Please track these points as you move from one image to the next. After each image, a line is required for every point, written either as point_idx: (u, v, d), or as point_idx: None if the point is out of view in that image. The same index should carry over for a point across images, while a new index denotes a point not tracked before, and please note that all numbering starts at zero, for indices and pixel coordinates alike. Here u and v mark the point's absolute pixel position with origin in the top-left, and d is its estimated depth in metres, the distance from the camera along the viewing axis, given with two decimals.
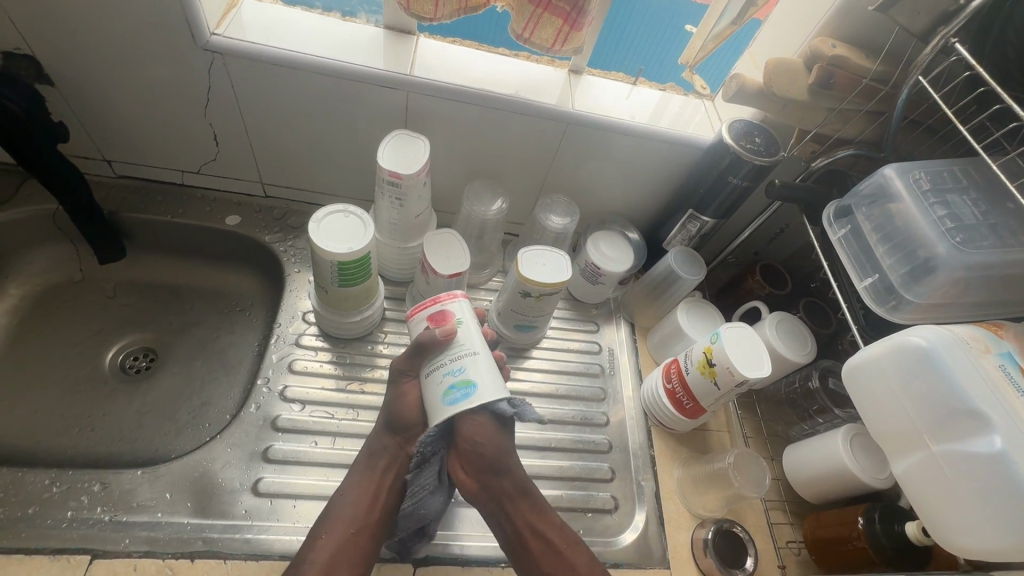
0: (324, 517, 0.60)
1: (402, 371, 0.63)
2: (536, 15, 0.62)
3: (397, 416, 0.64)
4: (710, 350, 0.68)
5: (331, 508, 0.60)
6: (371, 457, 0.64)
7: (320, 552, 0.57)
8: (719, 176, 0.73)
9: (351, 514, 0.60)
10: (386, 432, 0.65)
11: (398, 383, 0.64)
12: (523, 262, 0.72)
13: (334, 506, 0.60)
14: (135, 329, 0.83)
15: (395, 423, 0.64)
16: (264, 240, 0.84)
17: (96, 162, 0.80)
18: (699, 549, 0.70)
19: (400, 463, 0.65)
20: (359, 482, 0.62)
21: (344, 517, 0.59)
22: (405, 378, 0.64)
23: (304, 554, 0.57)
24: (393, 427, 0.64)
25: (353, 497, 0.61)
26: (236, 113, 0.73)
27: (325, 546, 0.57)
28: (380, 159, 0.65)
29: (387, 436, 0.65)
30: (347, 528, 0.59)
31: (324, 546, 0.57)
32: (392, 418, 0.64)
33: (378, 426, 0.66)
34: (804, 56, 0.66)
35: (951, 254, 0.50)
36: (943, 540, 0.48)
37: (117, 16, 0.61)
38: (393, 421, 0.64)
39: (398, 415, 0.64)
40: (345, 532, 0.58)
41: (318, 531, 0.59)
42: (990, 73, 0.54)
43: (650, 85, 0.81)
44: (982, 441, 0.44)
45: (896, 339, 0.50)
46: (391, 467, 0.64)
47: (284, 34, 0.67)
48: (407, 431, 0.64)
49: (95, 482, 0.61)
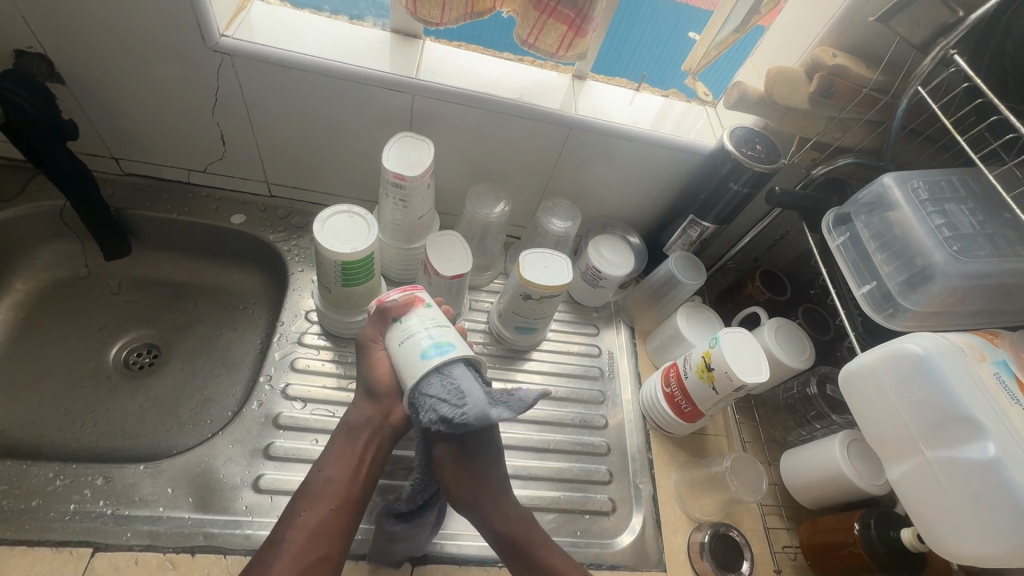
0: (303, 491, 0.59)
1: (368, 339, 0.63)
2: (541, 21, 0.63)
3: (371, 383, 0.63)
4: (709, 354, 0.69)
5: (309, 483, 0.59)
6: (351, 426, 0.63)
7: (299, 530, 0.55)
8: (720, 183, 0.74)
9: (332, 487, 0.59)
10: (366, 401, 0.63)
11: (367, 353, 0.64)
12: (524, 264, 0.73)
13: (314, 480, 0.59)
14: (138, 325, 0.84)
15: (372, 390, 0.63)
16: (268, 239, 0.85)
17: (104, 160, 0.81)
18: (695, 552, 0.70)
19: (381, 432, 0.63)
20: (340, 452, 0.61)
21: (323, 491, 0.58)
22: (376, 345, 0.63)
23: (282, 533, 0.55)
24: (371, 395, 0.63)
25: (332, 471, 0.60)
26: (243, 113, 0.73)
27: (304, 522, 0.56)
28: (384, 161, 0.66)
29: (368, 404, 0.63)
30: (328, 504, 0.58)
31: (303, 523, 0.56)
32: (370, 386, 0.63)
33: (358, 396, 0.65)
34: (805, 65, 0.67)
35: (947, 263, 0.51)
36: (937, 545, 0.48)
37: (129, 17, 0.62)
38: (371, 388, 0.63)
39: (375, 381, 0.63)
40: (325, 507, 0.57)
41: (297, 507, 0.57)
42: (988, 85, 0.54)
43: (652, 92, 0.81)
44: (976, 448, 0.44)
45: (893, 345, 0.51)
46: (372, 438, 0.63)
47: (292, 37, 0.68)
48: (386, 398, 0.63)
49: (98, 476, 0.62)
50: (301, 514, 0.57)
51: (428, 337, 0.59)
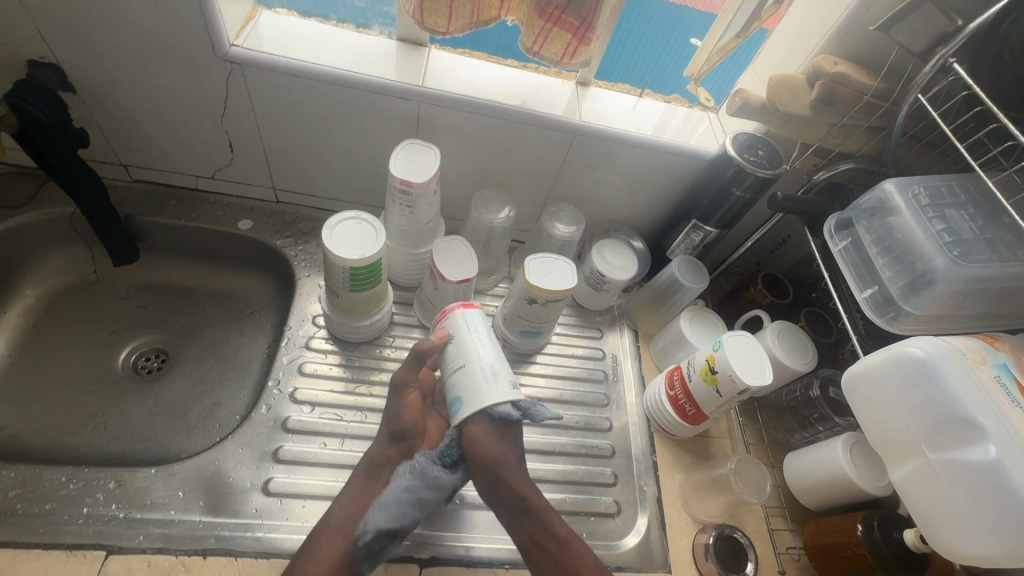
0: (323, 527, 0.59)
1: (403, 382, 0.66)
2: (546, 29, 0.64)
3: (398, 427, 0.65)
4: (712, 358, 0.70)
5: (329, 517, 0.60)
6: (371, 465, 0.64)
7: (319, 564, 0.56)
8: (723, 188, 0.75)
9: (352, 524, 0.59)
10: (389, 443, 0.65)
11: (400, 393, 0.67)
12: (530, 269, 0.74)
13: (334, 516, 0.60)
14: (147, 330, 0.85)
15: (400, 433, 0.65)
16: (276, 245, 0.86)
17: (114, 167, 0.82)
18: (700, 554, 0.71)
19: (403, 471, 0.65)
20: (360, 491, 0.62)
21: (342, 528, 0.59)
22: (407, 389, 0.67)
23: (303, 564, 0.56)
24: (396, 437, 0.65)
25: (352, 507, 0.61)
26: (252, 120, 0.74)
27: (324, 557, 0.57)
28: (392, 168, 0.67)
29: (390, 445, 0.65)
30: (345, 539, 0.58)
31: (321, 557, 0.57)
32: (396, 427, 0.65)
33: (380, 436, 0.66)
34: (807, 73, 0.68)
35: (948, 267, 0.52)
36: (940, 546, 0.49)
37: (142, 28, 0.63)
38: (397, 429, 0.66)
39: (400, 424, 0.65)
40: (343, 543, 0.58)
41: (318, 541, 0.58)
42: (986, 91, 0.55)
43: (655, 98, 0.83)
44: (977, 450, 0.45)
45: (895, 349, 0.51)
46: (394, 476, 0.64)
47: (300, 46, 0.69)
48: (411, 438, 0.66)
49: (111, 480, 0.62)
50: (320, 548, 0.58)
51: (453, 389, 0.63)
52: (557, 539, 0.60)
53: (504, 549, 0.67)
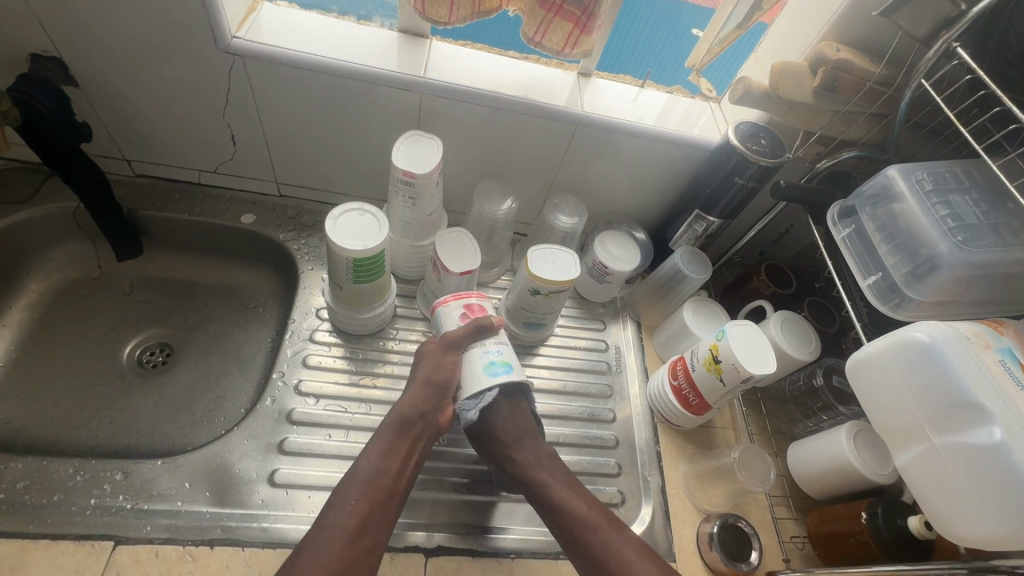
0: (350, 482, 0.59)
1: (454, 343, 0.66)
2: (548, 19, 0.64)
3: (436, 383, 0.66)
4: (716, 347, 0.70)
5: (357, 472, 0.60)
6: (402, 420, 0.64)
7: (348, 518, 0.56)
8: (726, 177, 0.74)
9: (379, 480, 0.59)
10: (424, 397, 0.65)
11: (446, 351, 0.67)
12: (532, 260, 0.74)
13: (362, 470, 0.60)
14: (152, 325, 0.85)
15: (438, 389, 0.66)
16: (279, 238, 0.86)
17: (116, 161, 0.82)
18: (704, 543, 0.71)
19: (428, 429, 0.66)
20: (389, 447, 0.62)
21: (373, 482, 0.59)
22: (452, 349, 0.67)
23: (331, 518, 0.56)
24: (432, 392, 0.66)
25: (382, 463, 0.60)
26: (254, 113, 0.75)
27: (353, 512, 0.56)
28: (394, 160, 0.67)
29: (424, 399, 0.65)
30: (377, 494, 0.58)
31: (353, 510, 0.56)
32: (434, 381, 0.66)
33: (413, 388, 0.66)
34: (809, 60, 0.68)
35: (952, 253, 0.52)
36: (946, 532, 0.49)
37: (143, 20, 0.63)
38: (432, 383, 0.66)
39: (440, 379, 0.66)
40: (374, 498, 0.58)
41: (346, 495, 0.58)
42: (990, 76, 0.55)
43: (657, 88, 0.82)
44: (982, 433, 0.45)
45: (900, 334, 0.51)
46: (420, 433, 0.65)
47: (302, 38, 0.69)
48: (443, 396, 0.66)
49: (117, 471, 0.63)
50: (351, 502, 0.57)
51: (493, 352, 0.67)
52: (577, 513, 0.62)
53: (512, 538, 0.67)
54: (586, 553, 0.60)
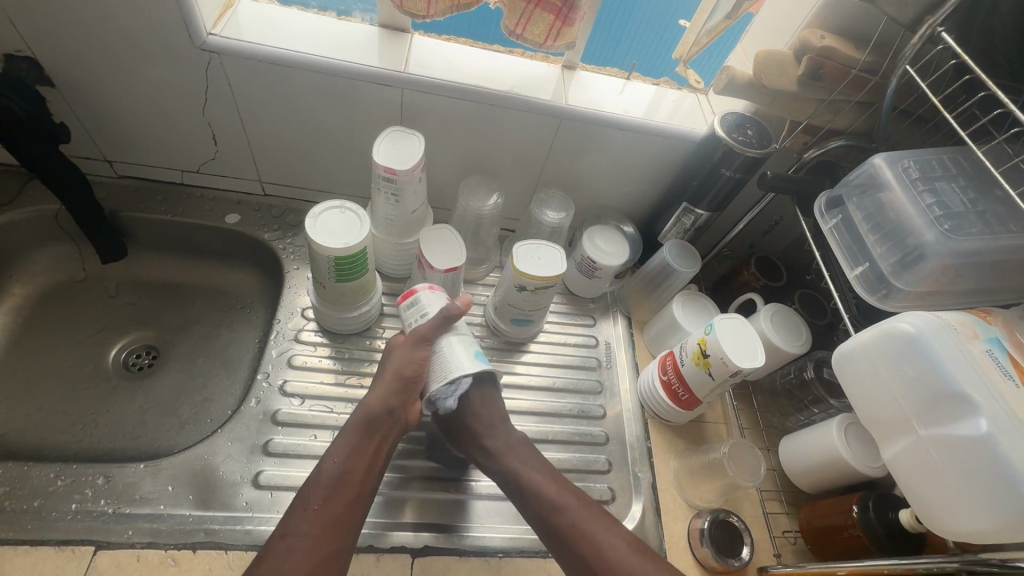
0: (315, 486, 0.58)
1: (423, 336, 0.65)
2: (528, 11, 0.63)
3: (403, 379, 0.64)
4: (704, 341, 0.69)
5: (321, 476, 0.58)
6: (370, 419, 0.63)
7: (311, 523, 0.55)
8: (712, 169, 0.73)
9: (344, 483, 0.58)
10: (392, 393, 0.64)
11: (415, 344, 0.65)
12: (518, 257, 0.73)
13: (325, 473, 0.58)
14: (137, 327, 0.84)
15: (405, 382, 0.64)
16: (264, 238, 0.85)
17: (97, 163, 0.81)
18: (695, 539, 0.70)
19: (395, 425, 0.64)
20: (355, 449, 0.61)
21: (335, 487, 0.58)
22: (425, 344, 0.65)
23: (294, 525, 0.54)
24: (400, 387, 0.64)
25: (345, 466, 0.59)
26: (234, 111, 0.74)
27: (318, 516, 0.55)
28: (375, 155, 0.66)
29: (394, 395, 0.64)
30: (340, 498, 0.57)
31: (315, 517, 0.55)
32: (404, 376, 0.64)
33: (383, 382, 0.64)
34: (794, 48, 0.67)
35: (939, 242, 0.51)
36: (934, 526, 0.48)
37: (115, 17, 0.62)
38: (403, 377, 0.64)
39: (408, 373, 0.64)
40: (337, 502, 0.57)
41: (309, 501, 0.56)
42: (975, 61, 0.54)
43: (644, 80, 0.81)
44: (969, 425, 0.44)
45: (887, 325, 0.51)
46: (389, 431, 0.64)
47: (280, 34, 0.68)
48: (410, 391, 0.65)
49: (99, 476, 0.62)
50: (312, 509, 0.56)
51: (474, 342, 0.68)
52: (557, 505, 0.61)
53: (499, 537, 0.67)
54: (567, 549, 0.59)
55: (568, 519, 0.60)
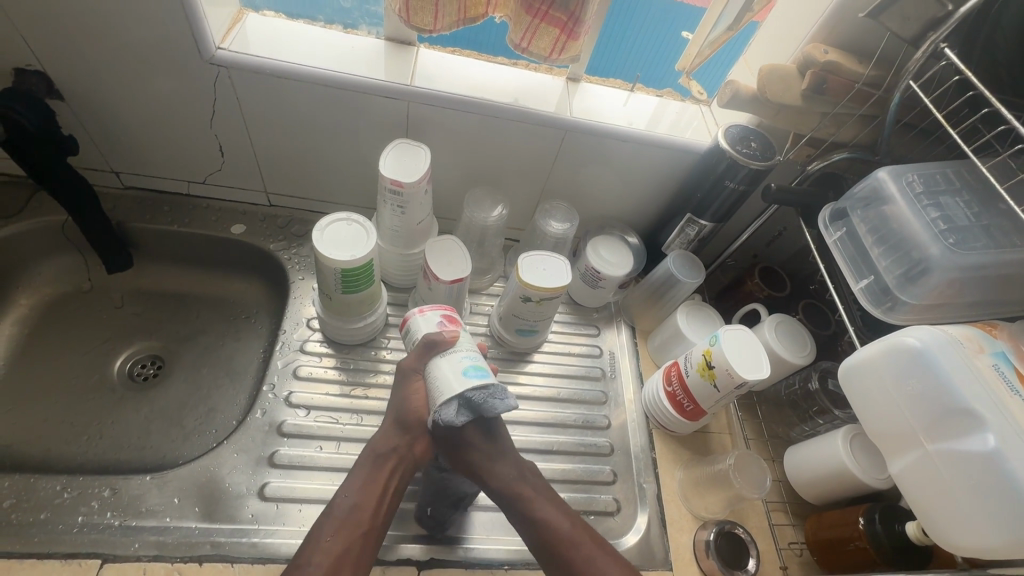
0: (326, 518, 0.57)
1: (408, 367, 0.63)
2: (533, 26, 0.64)
3: (404, 412, 0.63)
4: (709, 353, 0.69)
5: (333, 508, 0.58)
6: (377, 456, 0.62)
7: (324, 554, 0.54)
8: (716, 181, 0.74)
9: (356, 515, 0.57)
10: (393, 430, 0.63)
11: (406, 382, 0.64)
12: (523, 269, 0.73)
13: (338, 506, 0.58)
14: (142, 337, 0.85)
15: (405, 421, 0.63)
16: (269, 248, 0.86)
17: (105, 174, 0.82)
18: (701, 551, 0.70)
19: (405, 462, 0.63)
20: (365, 482, 0.60)
21: (349, 518, 0.57)
22: (415, 377, 0.63)
23: (307, 557, 0.54)
24: (402, 422, 0.63)
25: (356, 497, 0.59)
26: (240, 123, 0.74)
27: (330, 549, 0.54)
28: (382, 168, 0.67)
29: (394, 433, 0.63)
30: (354, 530, 0.56)
31: (329, 548, 0.54)
32: (401, 414, 0.64)
33: (384, 425, 0.64)
34: (797, 62, 0.67)
35: (944, 256, 0.51)
36: (944, 541, 0.48)
37: (125, 34, 0.63)
38: (402, 417, 0.64)
39: (407, 411, 0.63)
40: (351, 534, 0.56)
41: (322, 532, 0.56)
42: (978, 76, 0.55)
43: (647, 92, 0.82)
44: (976, 440, 0.44)
45: (892, 339, 0.51)
46: (398, 468, 0.62)
47: (288, 48, 0.69)
48: (416, 428, 0.63)
49: (105, 488, 0.62)
50: (325, 539, 0.55)
51: (468, 358, 0.61)
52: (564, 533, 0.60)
53: (503, 549, 0.67)
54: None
55: (567, 538, 0.59)
